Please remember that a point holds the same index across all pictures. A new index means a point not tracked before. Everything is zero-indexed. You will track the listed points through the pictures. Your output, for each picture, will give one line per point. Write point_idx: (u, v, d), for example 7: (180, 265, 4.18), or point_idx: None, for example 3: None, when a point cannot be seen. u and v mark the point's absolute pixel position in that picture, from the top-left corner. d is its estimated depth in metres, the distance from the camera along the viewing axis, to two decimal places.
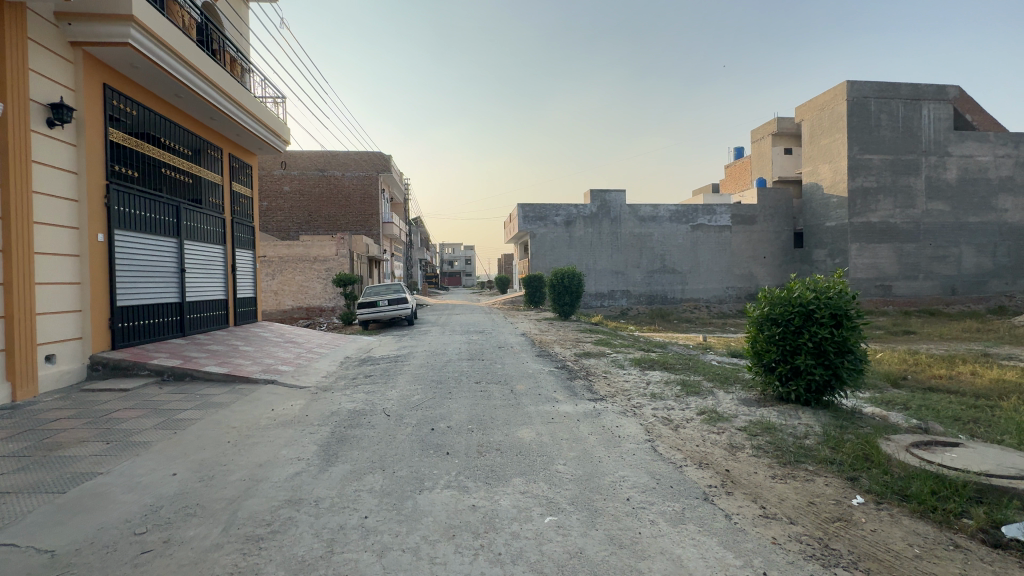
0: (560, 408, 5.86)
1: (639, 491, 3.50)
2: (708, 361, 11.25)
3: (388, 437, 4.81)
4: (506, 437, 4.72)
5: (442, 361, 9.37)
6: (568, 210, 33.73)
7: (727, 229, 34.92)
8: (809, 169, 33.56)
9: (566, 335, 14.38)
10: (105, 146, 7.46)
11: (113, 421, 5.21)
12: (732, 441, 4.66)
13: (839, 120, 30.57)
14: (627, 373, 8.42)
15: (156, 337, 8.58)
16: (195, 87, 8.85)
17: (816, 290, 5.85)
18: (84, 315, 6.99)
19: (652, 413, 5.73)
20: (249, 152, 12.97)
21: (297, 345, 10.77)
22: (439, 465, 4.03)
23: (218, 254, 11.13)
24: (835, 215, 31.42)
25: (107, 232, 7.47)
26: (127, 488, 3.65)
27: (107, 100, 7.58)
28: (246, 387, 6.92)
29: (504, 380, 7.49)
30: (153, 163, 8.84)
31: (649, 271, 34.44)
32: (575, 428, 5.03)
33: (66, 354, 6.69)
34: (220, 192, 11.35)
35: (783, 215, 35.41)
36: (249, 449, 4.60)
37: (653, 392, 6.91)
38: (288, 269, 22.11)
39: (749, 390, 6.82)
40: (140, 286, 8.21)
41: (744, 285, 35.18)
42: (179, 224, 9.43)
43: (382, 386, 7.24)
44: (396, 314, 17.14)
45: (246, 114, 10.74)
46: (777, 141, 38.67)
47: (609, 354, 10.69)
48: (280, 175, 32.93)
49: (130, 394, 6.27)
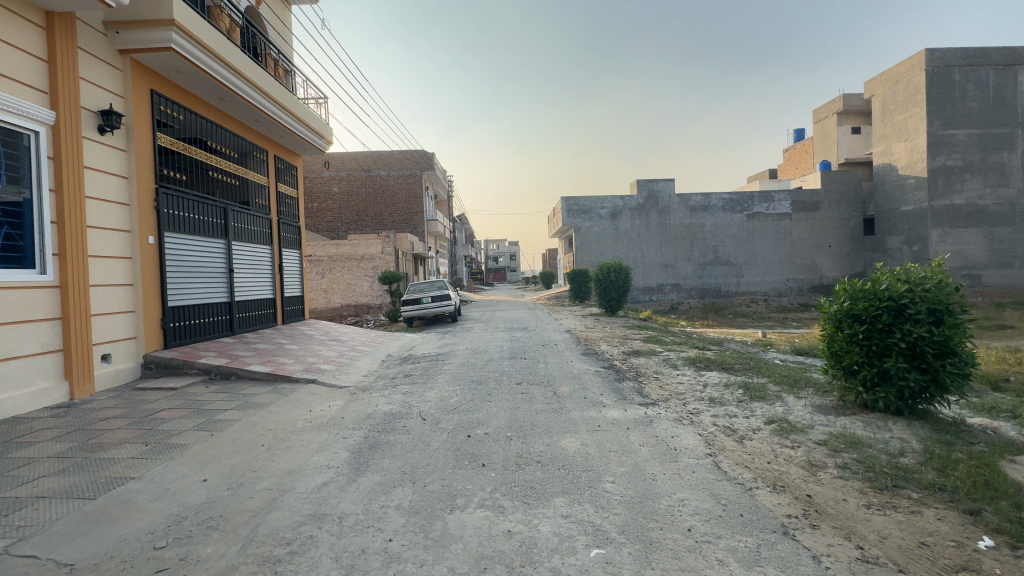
0: (607, 414, 5.37)
1: (702, 520, 2.99)
2: (771, 360, 10.30)
3: (421, 444, 4.52)
4: (548, 447, 4.30)
5: (483, 359, 9.08)
6: (614, 202, 32.70)
7: (786, 216, 32.69)
8: (880, 149, 30.70)
9: (614, 332, 13.77)
10: (154, 151, 7.68)
11: (156, 422, 5.25)
12: (810, 458, 4.02)
13: (917, 93, 27.42)
14: (681, 374, 7.78)
15: (207, 336, 8.82)
16: (238, 90, 8.99)
17: (908, 281, 5.03)
18: (138, 315, 7.22)
19: (711, 421, 5.13)
20: (293, 154, 13.22)
21: (340, 342, 10.84)
22: (473, 479, 3.68)
23: (266, 254, 11.38)
24: (912, 198, 28.57)
25: (157, 235, 7.70)
26: (155, 496, 3.56)
27: (155, 105, 7.79)
28: (286, 387, 6.88)
29: (546, 381, 7.07)
30: (201, 166, 9.07)
31: (701, 263, 32.78)
32: (625, 438, 4.53)
33: (122, 353, 6.92)
34: (266, 193, 11.60)
35: (851, 200, 32.67)
36: (281, 454, 4.45)
37: (711, 396, 6.26)
38: (336, 267, 22.67)
39: (824, 395, 6.04)
40: (190, 287, 8.43)
41: (806, 277, 32.87)
42: (227, 225, 9.65)
43: (420, 387, 7.01)
44: (439, 311, 17.11)
45: (289, 115, 10.88)
46: (843, 120, 35.77)
47: (659, 353, 9.99)
48: (329, 176, 33.93)
49: (177, 393, 6.37)
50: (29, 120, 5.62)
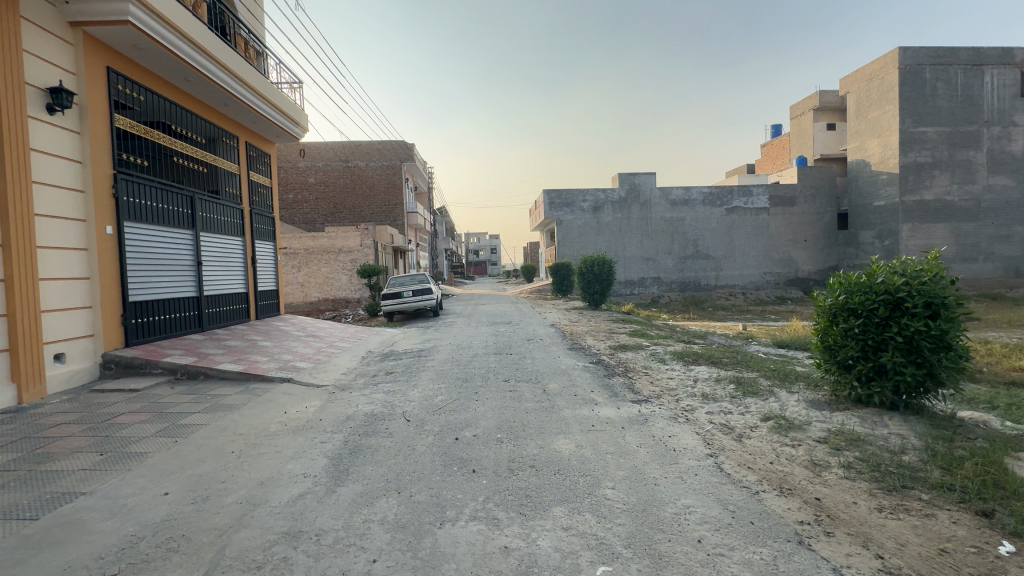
0: (599, 412, 5.17)
1: (711, 529, 2.80)
2: (755, 354, 10.31)
3: (406, 448, 4.22)
4: (541, 450, 4.06)
5: (467, 355, 8.79)
6: (596, 195, 32.62)
7: (764, 211, 33.18)
8: (855, 145, 31.34)
9: (598, 326, 13.66)
10: (112, 134, 7.11)
11: (114, 427, 4.81)
12: (813, 458, 3.88)
13: (890, 91, 28.19)
14: (670, 369, 7.65)
15: (172, 332, 8.30)
16: (204, 70, 8.42)
17: (905, 275, 4.92)
18: (95, 311, 6.70)
19: (707, 418, 4.98)
20: (266, 141, 12.60)
21: (318, 339, 10.39)
22: (463, 487, 3.41)
23: (237, 246, 10.83)
24: (884, 193, 29.29)
25: (116, 225, 7.14)
26: (107, 514, 3.18)
27: (112, 84, 7.20)
28: (259, 387, 6.49)
29: (534, 377, 6.83)
30: (165, 151, 8.49)
31: (681, 256, 33.04)
32: (620, 438, 4.33)
33: (78, 352, 6.41)
34: (237, 181, 11.02)
35: (826, 195, 33.37)
36: (252, 462, 4.10)
37: (703, 392, 6.12)
38: (313, 261, 21.98)
39: (816, 390, 5.96)
40: (154, 281, 7.90)
41: (782, 271, 33.49)
42: (194, 215, 9.10)
43: (403, 385, 6.69)
44: (420, 305, 16.72)
45: (260, 98, 10.30)
46: (818, 116, 36.45)
47: (647, 347, 9.88)
48: (305, 167, 32.94)
49: (139, 395, 5.92)
50: None
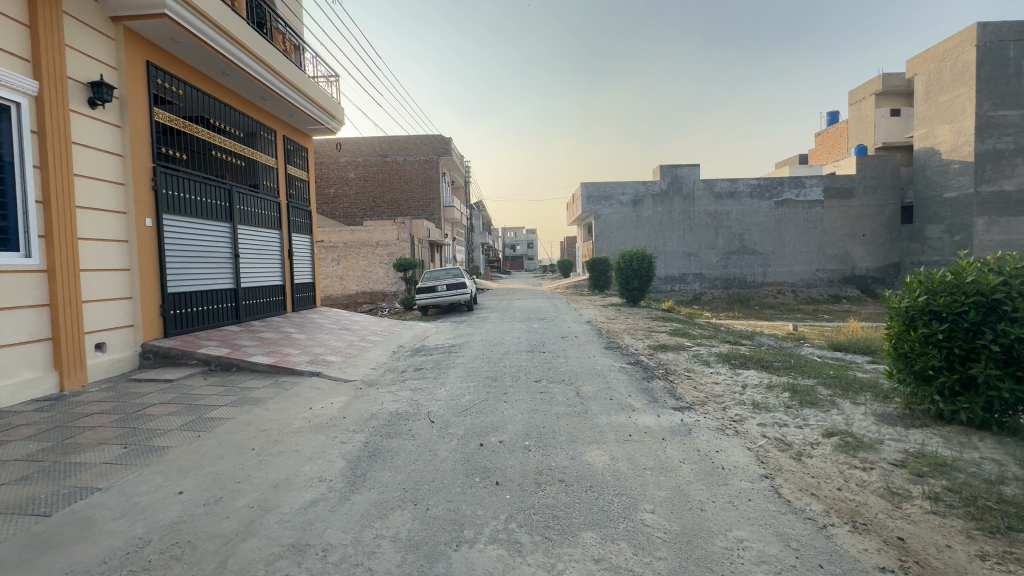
0: (637, 420, 4.73)
1: (772, 572, 2.36)
2: (809, 357, 9.53)
3: (427, 453, 3.97)
4: (572, 462, 3.70)
5: (498, 352, 8.51)
6: (636, 188, 31.57)
7: (818, 204, 31.18)
8: (922, 132, 28.85)
9: (637, 324, 13.08)
10: (151, 127, 7.23)
11: (143, 419, 4.82)
12: (890, 485, 3.33)
13: (966, 71, 25.69)
14: (715, 372, 7.08)
15: (210, 323, 8.46)
16: (241, 63, 8.46)
17: (1003, 273, 4.23)
18: (135, 302, 6.85)
19: (759, 432, 4.48)
20: (303, 135, 12.73)
21: (350, 332, 10.38)
22: (485, 502, 3.10)
23: (274, 239, 10.97)
24: (956, 184, 26.82)
25: (156, 217, 7.28)
26: (118, 513, 3.08)
27: (151, 78, 7.31)
28: (288, 380, 6.44)
29: (567, 379, 6.45)
30: (203, 145, 8.62)
31: (726, 251, 31.57)
32: (660, 451, 3.91)
33: (118, 342, 6.56)
34: (275, 175, 11.15)
35: (888, 186, 31.00)
36: (270, 462, 3.95)
37: (753, 400, 5.56)
38: (352, 254, 22.33)
39: (886, 402, 5.28)
40: (192, 273, 8.04)
41: (837, 267, 31.43)
42: (232, 208, 9.24)
43: (431, 382, 6.47)
44: (455, 299, 16.61)
45: (296, 92, 10.33)
46: (881, 101, 33.83)
47: (688, 348, 9.26)
48: (346, 162, 33.56)
49: (171, 386, 5.97)
50: (11, 91, 5.18)
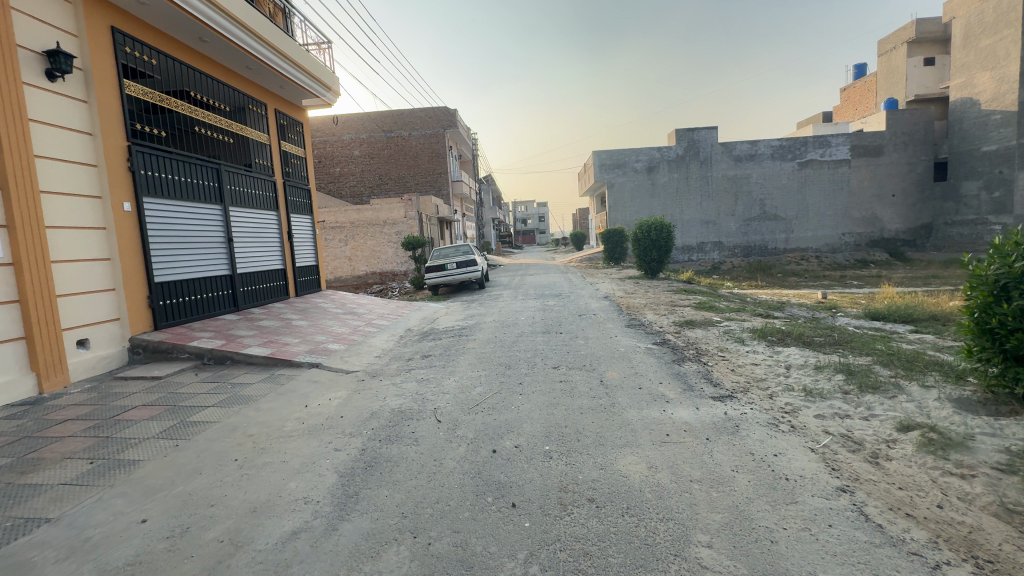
0: (674, 414, 4.10)
1: None
2: (849, 330, 8.76)
3: (432, 464, 3.40)
4: (603, 474, 3.10)
5: (512, 334, 7.90)
6: (650, 154, 30.18)
7: (844, 163, 29.52)
8: (960, 81, 26.70)
9: (658, 298, 12.37)
10: (123, 102, 6.58)
11: (119, 425, 4.33)
12: (1005, 501, 2.66)
13: (1010, 12, 23.34)
14: (752, 351, 6.38)
15: (206, 313, 8.00)
16: (219, 29, 7.71)
17: None
18: (119, 293, 6.36)
19: (819, 426, 3.82)
20: (297, 108, 11.99)
21: (356, 316, 9.86)
22: (499, 533, 2.54)
23: (272, 220, 10.42)
24: (997, 136, 24.93)
25: (135, 202, 6.71)
26: (64, 554, 2.58)
27: (119, 46, 6.60)
28: (285, 374, 5.94)
29: (589, 364, 5.82)
30: (186, 121, 7.99)
31: (746, 218, 30.29)
32: (706, 457, 3.28)
33: (103, 337, 6.09)
34: (269, 152, 10.52)
35: (920, 142, 29.17)
36: (253, 477, 3.42)
37: (803, 385, 4.87)
38: (359, 234, 21.75)
39: (960, 384, 4.58)
40: (181, 260, 7.52)
41: (864, 231, 29.98)
42: (222, 188, 8.66)
43: (439, 371, 5.90)
44: (466, 277, 15.99)
45: (284, 60, 9.57)
46: (914, 50, 31.55)
47: (718, 323, 8.53)
48: (349, 139, 32.68)
49: (159, 384, 5.51)
50: None
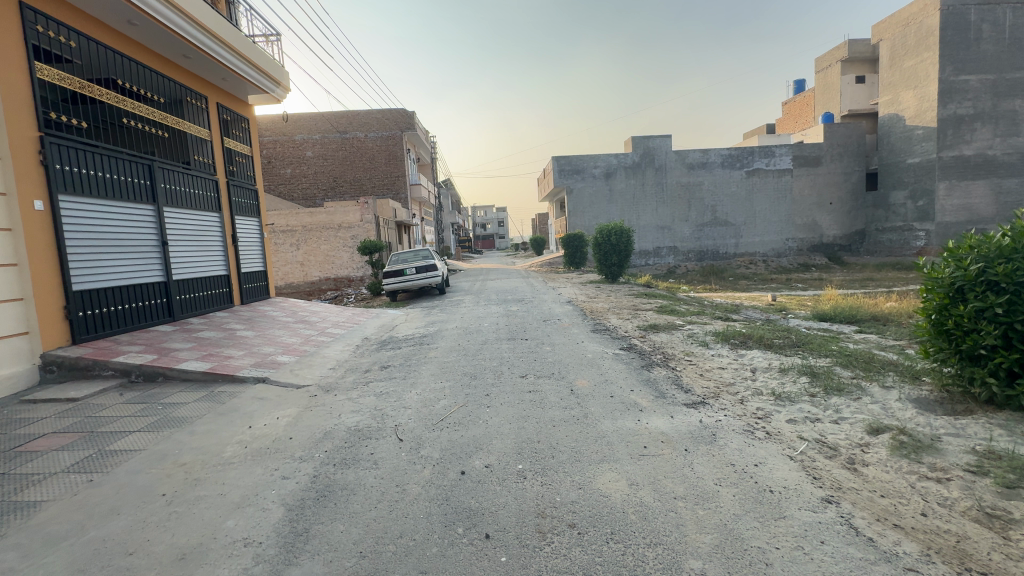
0: (649, 424, 3.94)
1: None
2: (802, 331, 9.03)
3: (392, 492, 3.05)
4: (582, 495, 2.87)
5: (475, 342, 7.60)
6: (608, 160, 30.72)
7: (787, 172, 31.15)
8: (887, 98, 28.82)
9: (620, 302, 12.43)
10: (34, 87, 5.79)
11: (20, 459, 3.70)
12: (983, 505, 2.63)
13: (929, 36, 25.47)
14: (717, 355, 6.39)
15: (135, 325, 7.22)
16: (151, 11, 7.01)
17: None
18: (29, 303, 5.59)
19: (792, 432, 3.77)
20: (242, 103, 11.23)
21: (308, 325, 9.25)
22: (474, 571, 2.25)
23: (214, 222, 9.65)
24: (919, 150, 27.02)
25: (49, 200, 5.92)
26: None
27: (29, 23, 5.82)
28: (226, 390, 5.38)
29: (557, 372, 5.63)
30: (113, 112, 7.21)
31: (699, 223, 31.36)
32: (687, 470, 3.12)
33: (8, 354, 5.29)
34: (210, 149, 9.74)
35: (853, 154, 31.24)
36: (183, 516, 2.96)
37: (771, 389, 4.86)
38: (312, 238, 20.76)
39: (918, 384, 4.68)
40: (105, 265, 6.74)
41: (806, 236, 31.72)
42: (155, 186, 7.89)
43: (400, 384, 5.51)
44: (426, 283, 15.52)
45: (228, 50, 8.89)
46: (847, 69, 33.83)
47: (681, 327, 8.58)
48: (302, 140, 31.31)
49: (75, 407, 4.83)
50: None
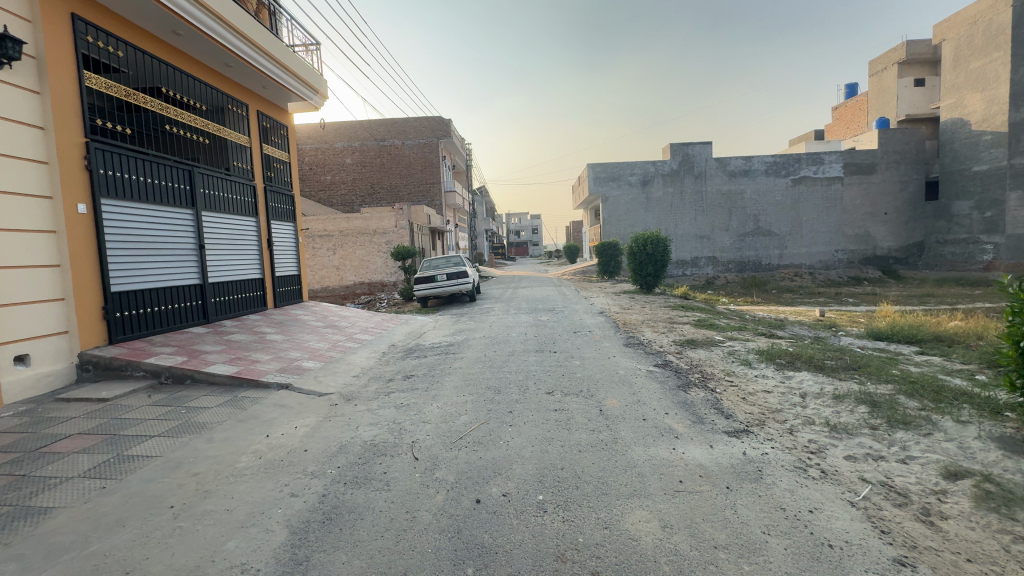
0: (686, 454, 3.57)
1: None
2: (856, 351, 8.30)
3: (401, 521, 2.82)
4: (608, 537, 2.55)
5: (502, 353, 7.35)
6: (644, 168, 30.02)
7: (838, 180, 29.52)
8: (950, 102, 26.90)
9: (655, 314, 11.91)
10: (81, 95, 6.00)
11: (42, 461, 3.71)
12: None
13: (999, 35, 23.62)
14: (762, 376, 5.88)
15: (170, 326, 7.38)
16: (193, 21, 7.21)
17: None
18: (68, 304, 5.75)
19: (852, 471, 3.32)
20: (282, 110, 11.50)
21: (336, 330, 9.26)
22: None
23: (250, 227, 9.86)
24: (986, 156, 25.04)
25: (92, 203, 6.12)
26: None
27: (80, 34, 6.06)
28: (249, 396, 5.34)
29: (587, 390, 5.29)
30: (156, 119, 7.44)
31: (740, 233, 30.14)
32: (730, 513, 2.76)
33: (48, 352, 5.44)
34: (249, 155, 9.98)
35: (911, 161, 29.32)
36: (185, 532, 2.83)
37: (824, 419, 4.38)
38: (348, 243, 21.16)
39: (1000, 420, 4.09)
40: (143, 267, 6.92)
41: (857, 248, 29.93)
42: (194, 191, 8.10)
43: (421, 396, 5.32)
44: (456, 290, 15.44)
45: (268, 59, 9.09)
46: (904, 71, 31.89)
47: (721, 343, 8.07)
48: (342, 147, 32.18)
49: (104, 407, 4.90)
50: None
